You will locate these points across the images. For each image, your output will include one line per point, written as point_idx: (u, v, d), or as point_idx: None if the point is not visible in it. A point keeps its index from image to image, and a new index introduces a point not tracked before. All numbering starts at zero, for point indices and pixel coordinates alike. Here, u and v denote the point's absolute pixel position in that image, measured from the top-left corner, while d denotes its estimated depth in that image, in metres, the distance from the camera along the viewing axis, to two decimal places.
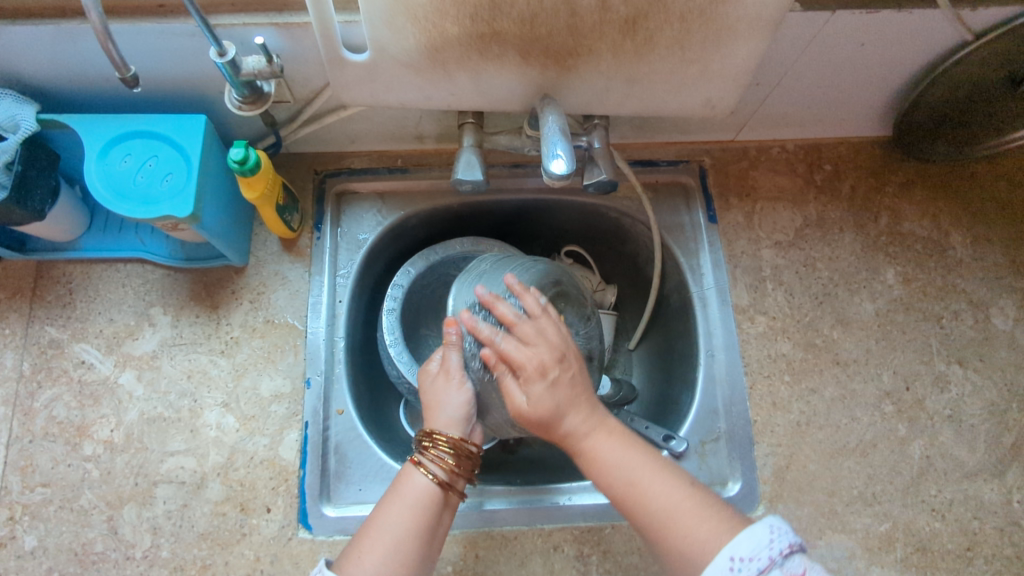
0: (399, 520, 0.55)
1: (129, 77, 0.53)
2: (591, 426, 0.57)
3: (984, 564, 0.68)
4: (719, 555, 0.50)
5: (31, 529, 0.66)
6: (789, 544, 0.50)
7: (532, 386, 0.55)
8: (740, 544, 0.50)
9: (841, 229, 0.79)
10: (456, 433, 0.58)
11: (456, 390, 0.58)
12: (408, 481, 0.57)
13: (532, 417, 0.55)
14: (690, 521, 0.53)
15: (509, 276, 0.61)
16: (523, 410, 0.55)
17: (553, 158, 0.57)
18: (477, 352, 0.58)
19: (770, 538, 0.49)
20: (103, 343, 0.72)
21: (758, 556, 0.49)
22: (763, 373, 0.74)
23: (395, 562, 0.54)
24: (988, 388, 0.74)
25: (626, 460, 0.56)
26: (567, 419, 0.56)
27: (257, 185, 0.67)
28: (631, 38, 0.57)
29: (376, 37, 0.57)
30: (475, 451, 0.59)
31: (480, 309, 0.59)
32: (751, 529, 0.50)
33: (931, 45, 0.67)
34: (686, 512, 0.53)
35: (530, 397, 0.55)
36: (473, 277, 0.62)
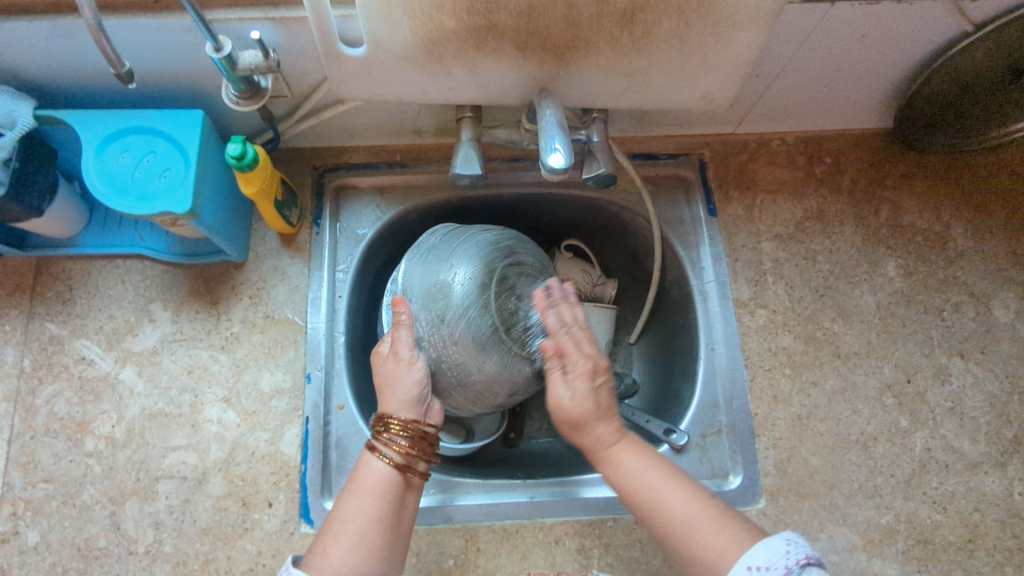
0: (363, 508, 0.55)
1: (124, 73, 0.53)
2: (618, 436, 0.57)
3: (986, 556, 0.68)
4: (737, 565, 0.49)
5: (34, 524, 0.67)
6: (805, 556, 0.49)
7: (578, 382, 0.57)
8: (756, 554, 0.49)
9: (842, 222, 0.79)
10: (409, 415, 0.58)
11: (407, 370, 0.58)
12: (366, 469, 0.57)
13: (572, 410, 0.56)
14: (711, 531, 0.52)
15: (456, 252, 0.61)
16: (565, 405, 0.56)
17: (551, 152, 0.57)
18: (426, 332, 0.59)
19: (786, 549, 0.49)
20: (104, 339, 0.72)
21: (773, 565, 0.48)
22: (764, 367, 0.74)
23: (362, 551, 0.54)
24: (990, 380, 0.74)
25: (649, 474, 0.56)
26: (597, 427, 0.57)
27: (255, 180, 0.67)
28: (629, 31, 0.57)
29: (373, 31, 0.56)
30: (431, 431, 0.59)
31: (427, 288, 0.60)
32: (768, 541, 0.50)
33: (932, 37, 0.66)
34: (706, 522, 0.53)
35: (574, 394, 0.56)
36: (421, 253, 0.63)
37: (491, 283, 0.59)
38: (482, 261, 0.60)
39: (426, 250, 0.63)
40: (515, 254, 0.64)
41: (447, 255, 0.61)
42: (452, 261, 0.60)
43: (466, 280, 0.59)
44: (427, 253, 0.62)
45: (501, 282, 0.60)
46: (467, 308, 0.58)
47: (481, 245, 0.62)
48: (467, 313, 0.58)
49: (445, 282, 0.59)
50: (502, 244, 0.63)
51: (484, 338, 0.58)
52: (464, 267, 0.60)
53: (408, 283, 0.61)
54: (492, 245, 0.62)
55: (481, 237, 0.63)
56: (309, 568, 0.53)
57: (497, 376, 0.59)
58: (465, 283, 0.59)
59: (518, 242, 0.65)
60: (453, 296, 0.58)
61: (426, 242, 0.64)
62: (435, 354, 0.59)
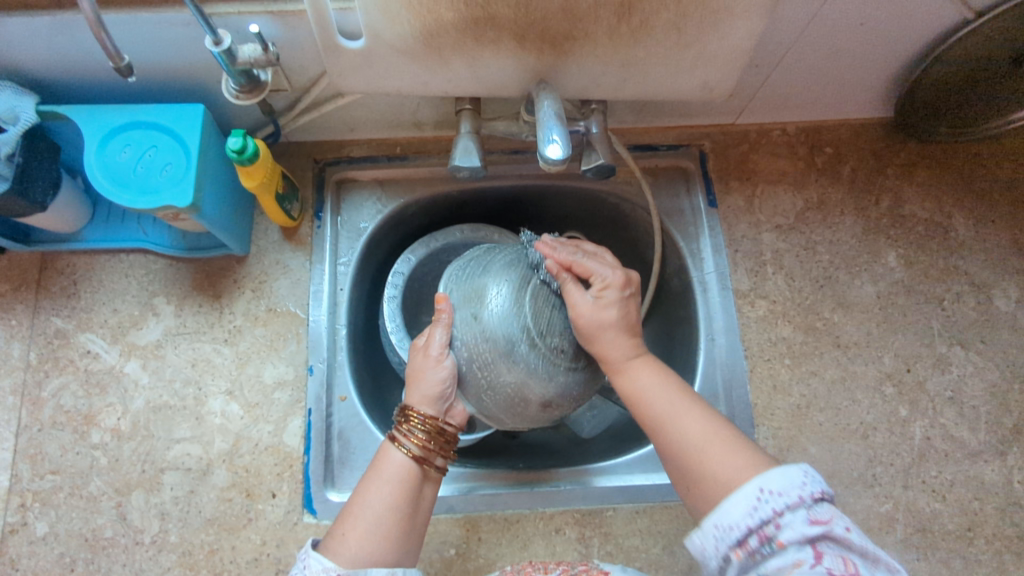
0: (381, 495, 0.56)
1: (122, 66, 0.54)
2: (637, 352, 0.57)
3: (985, 544, 0.68)
4: (748, 484, 0.48)
5: (42, 515, 0.68)
6: (820, 491, 0.47)
7: (605, 294, 0.55)
8: (771, 478, 0.48)
9: (842, 212, 0.79)
10: (429, 411, 0.58)
11: (433, 364, 0.58)
12: (386, 458, 0.58)
13: (591, 317, 0.54)
14: (723, 449, 0.52)
15: (497, 257, 0.59)
16: (585, 311, 0.54)
17: (549, 143, 0.57)
18: (460, 331, 0.57)
19: (802, 480, 0.47)
20: (108, 333, 0.73)
21: (787, 492, 0.47)
22: (764, 357, 0.74)
23: (379, 537, 0.55)
24: (990, 369, 0.74)
25: (664, 392, 0.56)
26: (619, 337, 0.56)
27: (255, 174, 0.67)
28: (627, 21, 0.57)
29: (371, 23, 0.57)
30: (449, 429, 0.59)
31: (464, 288, 0.58)
32: (785, 468, 0.48)
33: (932, 25, 0.66)
34: (719, 441, 0.53)
35: (597, 300, 0.55)
36: (465, 260, 0.62)
37: (529, 285, 0.56)
38: (523, 263, 0.57)
39: (470, 258, 0.62)
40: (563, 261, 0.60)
41: (489, 260, 0.59)
42: (494, 263, 0.58)
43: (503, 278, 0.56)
44: (472, 259, 0.61)
45: (541, 285, 0.56)
46: (499, 309, 0.55)
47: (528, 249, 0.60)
48: (500, 312, 0.55)
49: (481, 285, 0.57)
50: (548, 251, 0.60)
51: (514, 340, 0.54)
52: (502, 266, 0.57)
53: (450, 285, 0.61)
54: (537, 251, 0.59)
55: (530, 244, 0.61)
56: (327, 552, 0.54)
57: (527, 381, 0.55)
58: (500, 283, 0.56)
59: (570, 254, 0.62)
60: (486, 297, 0.56)
61: (474, 251, 0.63)
62: (466, 351, 0.57)
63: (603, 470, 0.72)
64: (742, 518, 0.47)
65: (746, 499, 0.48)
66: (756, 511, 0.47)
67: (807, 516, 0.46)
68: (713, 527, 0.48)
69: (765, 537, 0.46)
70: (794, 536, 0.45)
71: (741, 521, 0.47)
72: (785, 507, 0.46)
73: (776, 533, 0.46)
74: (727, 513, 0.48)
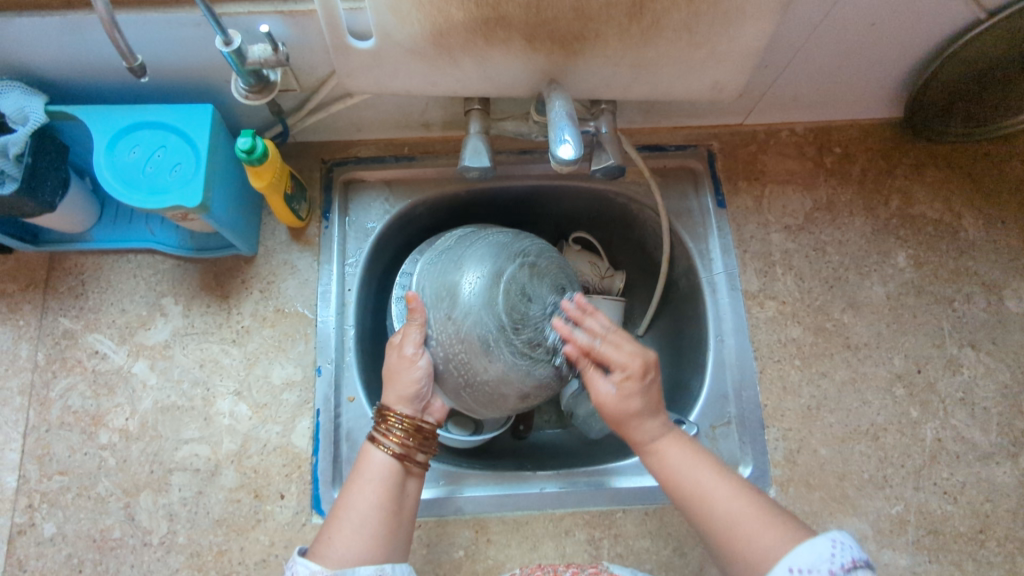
0: (365, 495, 0.56)
1: (136, 66, 0.54)
2: (665, 429, 0.57)
3: (997, 547, 0.68)
4: (779, 564, 0.48)
5: (50, 516, 0.67)
6: (851, 558, 0.47)
7: (624, 385, 0.56)
8: (800, 555, 0.47)
9: (852, 212, 0.78)
10: (406, 410, 0.59)
11: (408, 363, 0.58)
12: (366, 458, 0.58)
13: (615, 408, 0.56)
14: (754, 526, 0.51)
15: (466, 251, 0.60)
16: (608, 402, 0.56)
17: (561, 143, 0.57)
18: (434, 330, 0.58)
19: (832, 551, 0.47)
20: (116, 333, 0.73)
21: (818, 568, 0.46)
22: (774, 358, 0.74)
23: (366, 536, 0.55)
24: (1001, 370, 0.73)
25: (694, 466, 0.55)
26: (645, 421, 0.56)
27: (265, 174, 0.67)
28: (638, 21, 0.57)
29: (381, 23, 0.57)
30: (427, 425, 0.60)
31: (435, 286, 0.58)
32: (812, 542, 0.48)
33: (944, 25, 0.66)
34: (749, 516, 0.52)
35: (619, 389, 0.56)
36: (435, 254, 0.63)
37: (502, 283, 0.57)
38: (493, 258, 0.58)
39: (440, 252, 0.63)
40: (534, 254, 0.61)
41: (459, 255, 0.60)
42: (463, 261, 0.59)
43: (470, 278, 0.57)
44: (444, 255, 0.61)
45: (513, 280, 0.57)
46: (473, 309, 0.56)
47: (498, 242, 0.61)
48: (473, 310, 0.56)
49: (454, 283, 0.57)
50: (517, 245, 0.60)
51: (489, 339, 0.56)
52: (468, 267, 0.58)
53: (421, 281, 0.61)
54: (506, 246, 0.60)
55: (500, 236, 0.62)
56: (314, 556, 0.53)
57: (504, 379, 0.56)
58: (472, 282, 0.57)
59: (538, 245, 0.63)
60: (460, 295, 0.57)
61: (443, 245, 0.64)
62: (443, 351, 0.57)
63: (612, 471, 0.72)
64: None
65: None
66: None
67: None
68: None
69: None
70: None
71: None
72: None
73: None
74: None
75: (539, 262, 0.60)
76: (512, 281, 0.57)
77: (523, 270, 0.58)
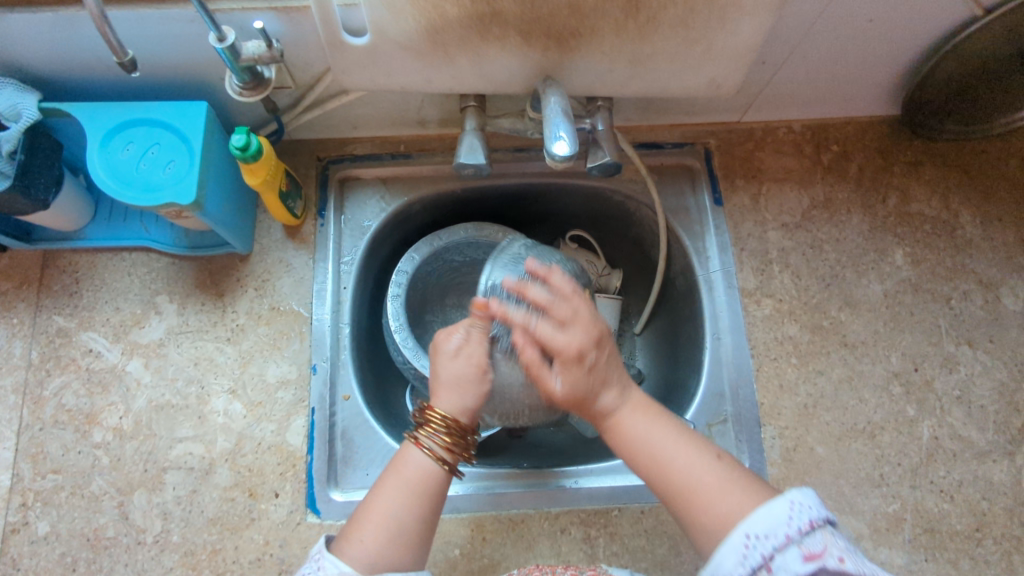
0: (401, 502, 0.56)
1: (126, 61, 0.53)
2: (621, 402, 0.57)
3: (994, 545, 0.68)
4: (735, 531, 0.50)
5: (43, 515, 0.67)
6: (808, 522, 0.48)
7: (567, 369, 0.55)
8: (756, 522, 0.49)
9: (849, 210, 0.78)
10: (453, 414, 0.58)
11: (465, 364, 0.58)
12: (408, 462, 0.57)
13: (567, 397, 0.56)
14: (709, 492, 0.53)
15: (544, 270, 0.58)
16: (557, 395, 0.56)
17: (556, 140, 0.57)
18: (505, 348, 0.56)
19: (788, 515, 0.49)
20: (110, 332, 0.73)
21: (774, 534, 0.48)
22: (770, 356, 0.73)
23: (399, 545, 0.55)
24: (998, 368, 0.73)
25: (652, 428, 0.57)
26: (599, 396, 0.57)
27: (259, 172, 0.66)
28: (633, 17, 0.57)
29: (376, 19, 0.56)
30: (470, 432, 0.59)
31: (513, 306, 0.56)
32: (771, 506, 0.49)
33: (940, 20, 0.66)
34: (707, 484, 0.53)
35: (565, 381, 0.55)
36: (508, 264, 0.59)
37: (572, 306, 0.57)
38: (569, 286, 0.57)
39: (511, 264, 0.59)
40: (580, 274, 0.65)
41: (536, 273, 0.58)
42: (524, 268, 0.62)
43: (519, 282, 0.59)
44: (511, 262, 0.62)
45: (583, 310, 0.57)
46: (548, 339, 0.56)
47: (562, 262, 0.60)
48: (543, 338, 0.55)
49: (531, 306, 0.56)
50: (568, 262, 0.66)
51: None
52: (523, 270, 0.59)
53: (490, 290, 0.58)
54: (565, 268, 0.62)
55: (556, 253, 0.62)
56: (341, 556, 0.54)
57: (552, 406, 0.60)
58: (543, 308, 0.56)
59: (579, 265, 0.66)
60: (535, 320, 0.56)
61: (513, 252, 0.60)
62: (500, 362, 0.58)
63: (608, 469, 0.72)
64: (735, 568, 0.48)
65: (735, 549, 0.48)
66: (747, 558, 0.48)
67: (800, 553, 0.47)
68: None
69: None
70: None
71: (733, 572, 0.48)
72: (774, 551, 0.48)
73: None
74: (720, 567, 0.49)
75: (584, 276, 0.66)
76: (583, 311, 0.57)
77: (573, 273, 0.64)
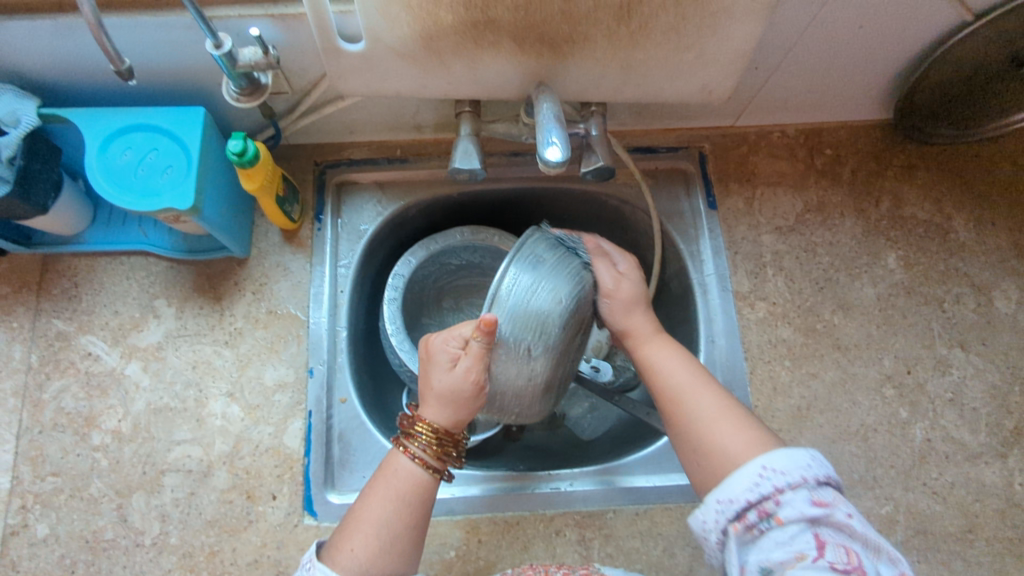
0: (391, 510, 0.57)
1: (123, 69, 0.54)
2: (652, 333, 0.62)
3: (986, 546, 0.68)
4: (751, 462, 0.50)
5: (43, 517, 0.68)
6: (824, 475, 0.49)
7: (618, 274, 0.62)
8: (775, 458, 0.49)
9: (842, 213, 0.79)
10: (443, 424, 0.58)
11: (460, 378, 0.56)
12: (396, 470, 0.58)
13: (613, 301, 0.61)
14: (728, 425, 0.54)
15: (558, 288, 0.56)
16: (610, 289, 0.61)
17: (548, 146, 0.57)
18: (506, 364, 0.55)
19: (808, 462, 0.49)
20: (109, 335, 0.73)
21: (790, 472, 0.48)
22: (764, 359, 0.74)
23: (391, 552, 0.55)
24: (990, 371, 0.74)
25: (680, 369, 0.59)
26: (633, 316, 0.62)
27: (256, 177, 0.67)
28: (626, 24, 0.57)
29: (371, 26, 0.57)
30: (457, 436, 0.60)
31: (521, 327, 0.54)
32: (792, 450, 0.49)
33: (931, 26, 0.66)
34: (726, 419, 0.55)
35: (616, 282, 0.61)
36: (527, 272, 0.55)
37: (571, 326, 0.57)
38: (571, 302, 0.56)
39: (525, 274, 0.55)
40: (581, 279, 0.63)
41: (546, 290, 0.55)
42: (541, 271, 0.56)
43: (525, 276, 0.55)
44: (527, 262, 0.56)
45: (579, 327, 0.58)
46: (549, 359, 0.56)
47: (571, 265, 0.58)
48: (545, 357, 0.56)
49: (541, 328, 0.55)
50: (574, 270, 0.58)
51: (532, 351, 0.55)
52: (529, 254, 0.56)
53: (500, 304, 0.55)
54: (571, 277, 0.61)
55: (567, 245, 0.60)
56: (334, 564, 0.54)
57: (535, 410, 0.61)
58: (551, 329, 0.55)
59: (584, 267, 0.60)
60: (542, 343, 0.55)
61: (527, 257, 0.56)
62: (497, 371, 0.56)
63: (602, 471, 0.72)
64: (743, 494, 0.48)
65: (749, 477, 0.49)
66: (757, 487, 0.48)
67: (809, 497, 0.47)
68: (715, 503, 0.49)
69: (765, 512, 0.47)
70: (795, 516, 0.46)
71: (742, 496, 0.48)
72: (787, 486, 0.48)
73: (776, 510, 0.47)
74: (728, 488, 0.49)
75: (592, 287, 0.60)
76: (576, 326, 0.58)
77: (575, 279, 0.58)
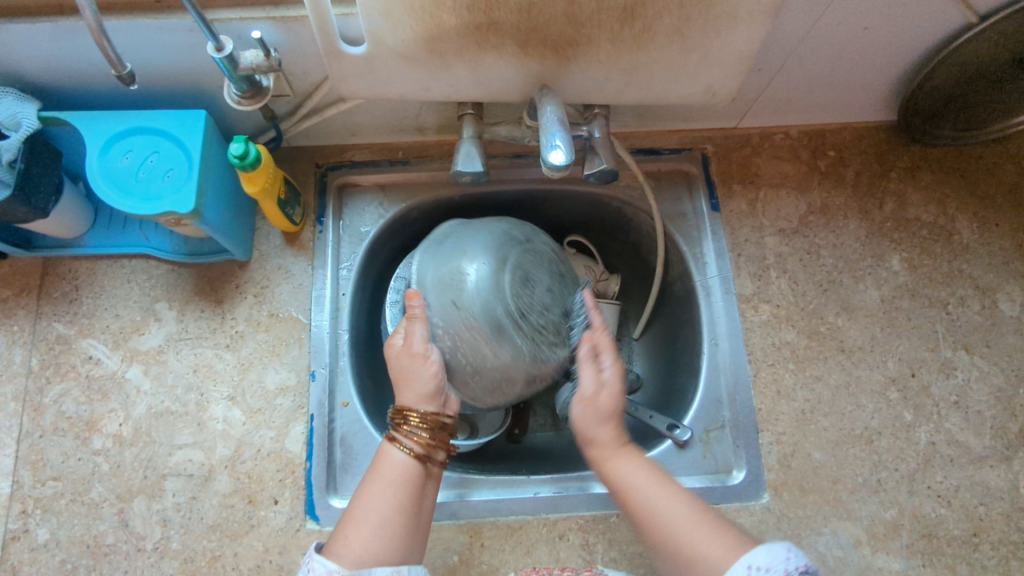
0: (384, 496, 0.55)
1: (124, 74, 0.54)
2: (619, 441, 0.59)
3: (991, 550, 0.68)
4: (737, 564, 0.49)
5: (43, 522, 0.67)
6: (804, 564, 0.48)
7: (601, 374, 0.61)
8: (756, 555, 0.48)
9: (845, 215, 0.78)
10: (429, 408, 0.59)
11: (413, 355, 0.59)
12: (387, 460, 0.57)
13: (586, 403, 0.59)
14: (703, 537, 0.52)
15: (474, 239, 0.64)
16: (586, 394, 0.60)
17: (551, 149, 0.57)
18: (441, 319, 0.60)
19: (788, 555, 0.48)
20: (110, 338, 0.73)
21: (774, 567, 0.47)
22: (768, 361, 0.74)
23: (386, 538, 0.54)
24: (995, 373, 0.73)
25: (647, 478, 0.56)
26: (601, 428, 0.59)
27: (258, 180, 0.67)
28: (630, 26, 0.57)
29: (373, 29, 0.57)
30: (448, 422, 0.60)
31: (441, 282, 0.61)
32: (770, 544, 0.49)
33: (936, 27, 0.66)
34: (701, 530, 0.52)
35: (597, 382, 0.60)
36: (436, 243, 0.65)
37: (505, 267, 0.62)
38: (495, 246, 0.63)
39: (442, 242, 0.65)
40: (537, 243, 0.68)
41: (465, 244, 0.63)
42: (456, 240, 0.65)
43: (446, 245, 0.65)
44: (439, 245, 0.65)
45: (517, 267, 0.63)
46: (485, 300, 0.60)
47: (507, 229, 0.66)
48: (480, 299, 0.60)
49: (460, 274, 0.61)
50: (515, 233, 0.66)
51: (456, 303, 0.60)
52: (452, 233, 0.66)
53: (423, 274, 0.63)
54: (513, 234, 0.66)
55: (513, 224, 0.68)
56: (329, 555, 0.52)
57: (512, 362, 0.62)
58: (476, 273, 0.61)
59: (534, 234, 0.69)
60: (466, 287, 0.60)
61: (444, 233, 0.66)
62: (437, 335, 0.61)
63: None
64: None
65: None
66: None
67: None
68: None
69: None
70: None
71: None
72: None
73: None
74: None
75: (539, 249, 0.67)
76: (512, 265, 0.62)
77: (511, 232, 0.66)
